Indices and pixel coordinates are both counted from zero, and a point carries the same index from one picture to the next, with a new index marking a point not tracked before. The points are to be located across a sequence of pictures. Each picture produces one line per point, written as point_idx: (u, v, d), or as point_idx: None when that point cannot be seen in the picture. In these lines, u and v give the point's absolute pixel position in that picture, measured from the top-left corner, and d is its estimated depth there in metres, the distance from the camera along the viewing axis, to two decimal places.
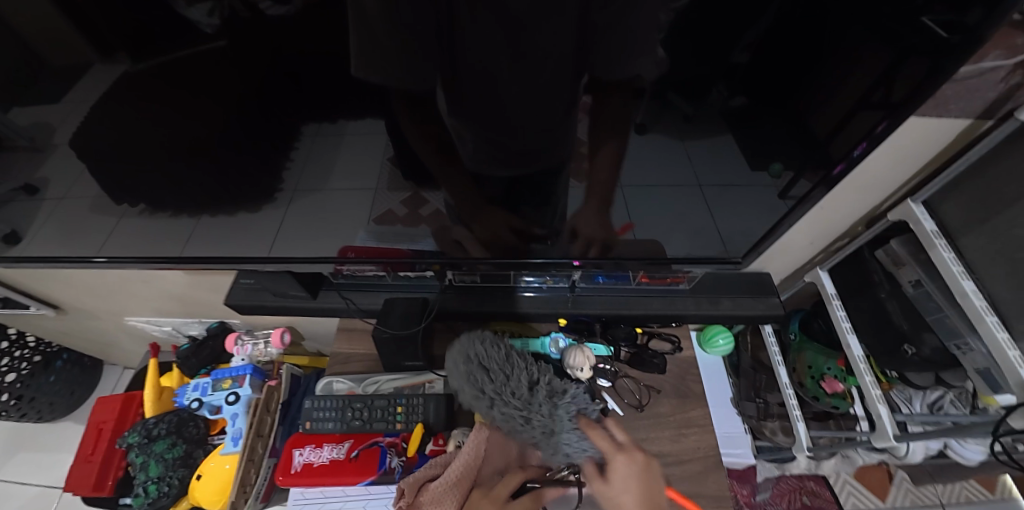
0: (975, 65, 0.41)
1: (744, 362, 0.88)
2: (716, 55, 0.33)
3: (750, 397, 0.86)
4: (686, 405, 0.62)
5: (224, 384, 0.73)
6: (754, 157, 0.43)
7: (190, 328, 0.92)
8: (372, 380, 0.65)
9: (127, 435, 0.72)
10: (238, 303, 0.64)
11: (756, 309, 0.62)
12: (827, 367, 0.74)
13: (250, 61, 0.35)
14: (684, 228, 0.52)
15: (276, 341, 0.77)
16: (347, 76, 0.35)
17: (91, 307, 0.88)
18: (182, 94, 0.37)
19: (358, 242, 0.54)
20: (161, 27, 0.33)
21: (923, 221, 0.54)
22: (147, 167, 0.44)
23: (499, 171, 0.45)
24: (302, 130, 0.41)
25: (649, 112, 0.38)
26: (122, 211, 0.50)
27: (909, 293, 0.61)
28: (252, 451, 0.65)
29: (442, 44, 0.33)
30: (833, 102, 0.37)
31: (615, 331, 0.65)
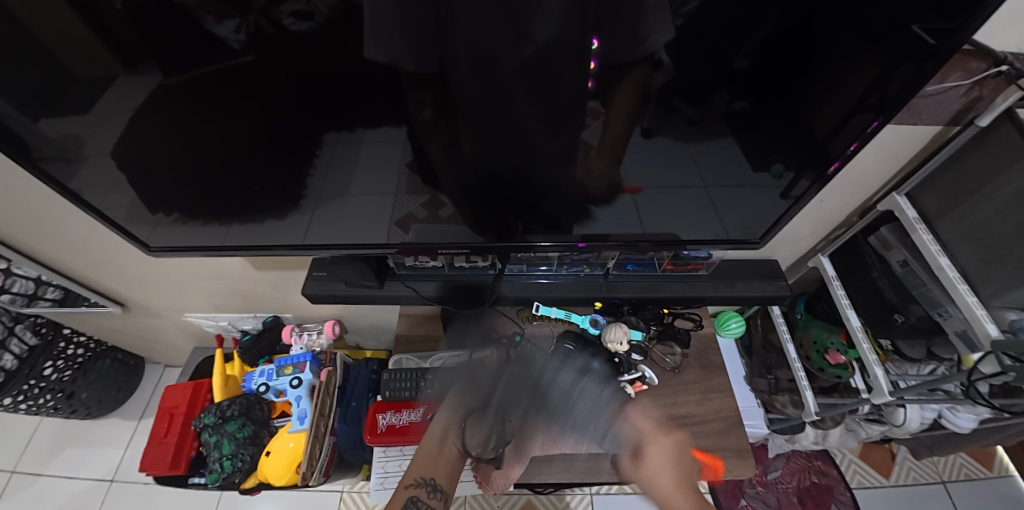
0: (940, 84, 0.45)
1: (755, 343, 0.90)
2: (722, 61, 0.36)
3: (762, 373, 0.88)
4: (709, 374, 0.65)
5: (286, 370, 0.78)
6: (756, 157, 0.45)
7: (245, 323, 0.92)
8: (437, 356, 0.70)
9: (202, 416, 0.76)
10: (313, 295, 0.62)
11: (766, 290, 0.64)
12: (831, 341, 0.74)
13: (277, 75, 0.37)
14: (692, 225, 0.54)
15: (327, 332, 0.83)
16: (366, 84, 0.38)
17: (154, 303, 0.88)
18: (214, 105, 0.39)
19: (410, 237, 0.54)
20: (193, 46, 0.35)
21: (904, 209, 0.57)
22: (176, 175, 0.46)
23: (516, 178, 0.46)
24: (324, 138, 0.43)
25: (655, 116, 0.40)
26: (163, 214, 0.52)
27: (899, 272, 0.63)
28: (319, 428, 0.74)
29: (467, 52, 0.35)
30: (832, 104, 0.39)
31: (644, 312, 0.67)
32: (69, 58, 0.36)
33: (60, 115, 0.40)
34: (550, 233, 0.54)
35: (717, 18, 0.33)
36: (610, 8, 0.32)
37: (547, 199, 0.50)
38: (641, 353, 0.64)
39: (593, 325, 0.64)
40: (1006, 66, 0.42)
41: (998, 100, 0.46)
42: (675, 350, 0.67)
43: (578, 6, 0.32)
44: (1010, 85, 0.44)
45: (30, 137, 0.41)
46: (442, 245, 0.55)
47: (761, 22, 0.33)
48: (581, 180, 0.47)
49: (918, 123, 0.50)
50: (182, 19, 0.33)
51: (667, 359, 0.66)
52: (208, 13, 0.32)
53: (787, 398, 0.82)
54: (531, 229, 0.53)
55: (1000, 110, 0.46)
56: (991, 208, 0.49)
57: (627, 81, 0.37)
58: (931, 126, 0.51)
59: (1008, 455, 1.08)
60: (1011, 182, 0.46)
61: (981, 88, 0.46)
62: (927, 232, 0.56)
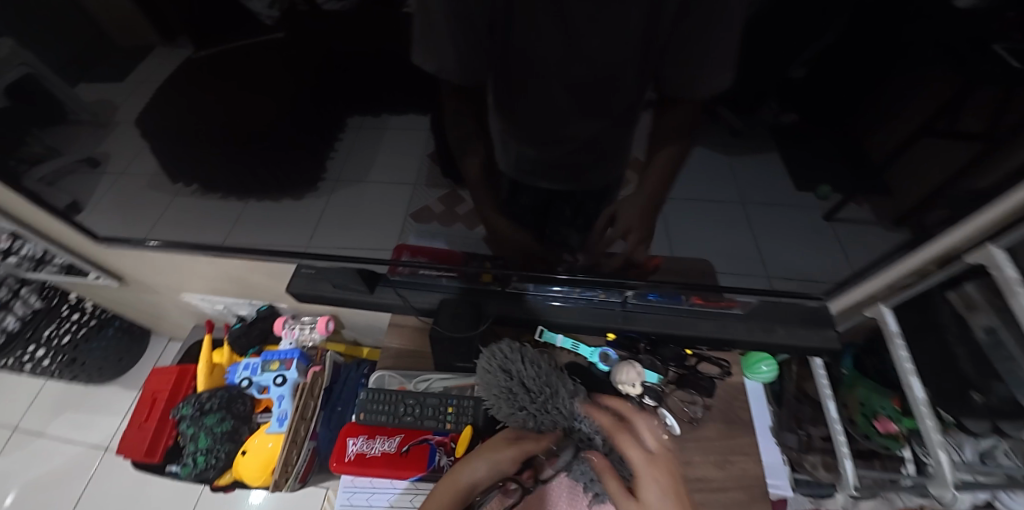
0: None
1: (787, 393, 0.74)
2: (772, 69, 0.33)
3: (791, 428, 0.71)
4: (732, 431, 0.60)
5: (272, 366, 0.79)
6: (801, 176, 0.41)
7: (240, 309, 0.93)
8: (423, 378, 0.66)
9: (180, 407, 0.79)
10: (299, 292, 0.65)
11: (812, 341, 0.60)
12: (881, 406, 0.63)
13: (306, 55, 0.36)
14: (726, 250, 0.51)
15: (321, 328, 0.83)
16: (391, 71, 0.36)
17: (151, 281, 0.90)
18: (239, 80, 0.39)
19: (411, 240, 0.55)
20: (225, 19, 0.34)
21: (1005, 268, 0.46)
22: (197, 148, 0.46)
23: (542, 178, 0.44)
24: (347, 122, 0.42)
25: (696, 126, 0.37)
26: (170, 195, 0.52)
27: (982, 340, 0.51)
28: (297, 431, 0.72)
29: (501, 45, 0.33)
30: (893, 124, 0.35)
31: (663, 351, 0.64)
32: (111, 22, 0.37)
33: (98, 79, 0.40)
34: (582, 236, 0.52)
35: (776, 20, 0.30)
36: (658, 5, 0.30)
37: (579, 199, 0.47)
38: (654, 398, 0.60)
39: (603, 360, 0.63)
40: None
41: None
42: (696, 399, 0.62)
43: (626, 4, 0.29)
44: None
45: (68, 99, 0.42)
46: (429, 265, 0.59)
47: (823, 28, 0.30)
48: (610, 188, 0.45)
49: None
50: None
51: (686, 408, 0.61)
52: None
53: (820, 460, 0.67)
54: (555, 226, 0.52)
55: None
56: None
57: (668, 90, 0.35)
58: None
59: None
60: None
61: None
62: None
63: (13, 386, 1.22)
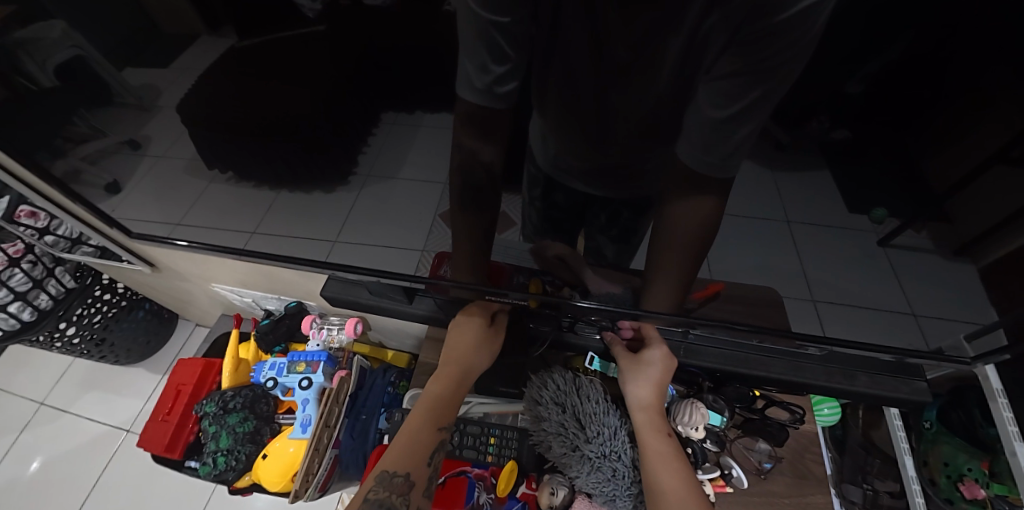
0: None
1: (852, 439, 0.70)
2: (828, 84, 0.30)
3: (855, 480, 0.65)
4: (805, 486, 0.62)
5: (299, 367, 0.81)
6: (853, 197, 0.38)
7: (267, 303, 0.95)
8: (465, 401, 0.74)
9: (204, 403, 0.82)
10: (335, 296, 0.70)
11: (900, 392, 0.58)
12: (967, 467, 0.65)
13: (348, 46, 0.36)
14: (790, 302, 0.47)
15: (349, 330, 0.84)
16: (426, 68, 0.36)
17: (181, 269, 0.92)
18: (280, 69, 0.39)
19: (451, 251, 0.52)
20: (272, 8, 0.35)
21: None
22: (231, 137, 0.46)
23: (576, 179, 0.44)
24: (382, 118, 0.42)
25: (746, 140, 0.35)
26: (203, 183, 0.51)
27: None
28: (320, 439, 0.72)
29: (536, 46, 0.32)
30: (958, 148, 0.32)
31: (729, 391, 0.66)
32: (166, 7, 0.38)
33: (144, 64, 0.42)
34: (618, 247, 0.50)
35: (837, 32, 0.28)
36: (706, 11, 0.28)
37: (616, 208, 0.46)
38: (716, 442, 0.64)
39: None
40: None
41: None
42: (761, 446, 0.64)
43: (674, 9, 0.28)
44: None
45: (115, 83, 0.44)
46: (470, 286, 0.56)
47: (881, 41, 0.29)
48: (645, 200, 0.43)
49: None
50: None
51: (752, 456, 0.64)
52: None
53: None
54: (587, 234, 0.50)
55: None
56: None
57: (707, 102, 0.32)
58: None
59: None
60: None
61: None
62: None
63: (47, 361, 1.28)
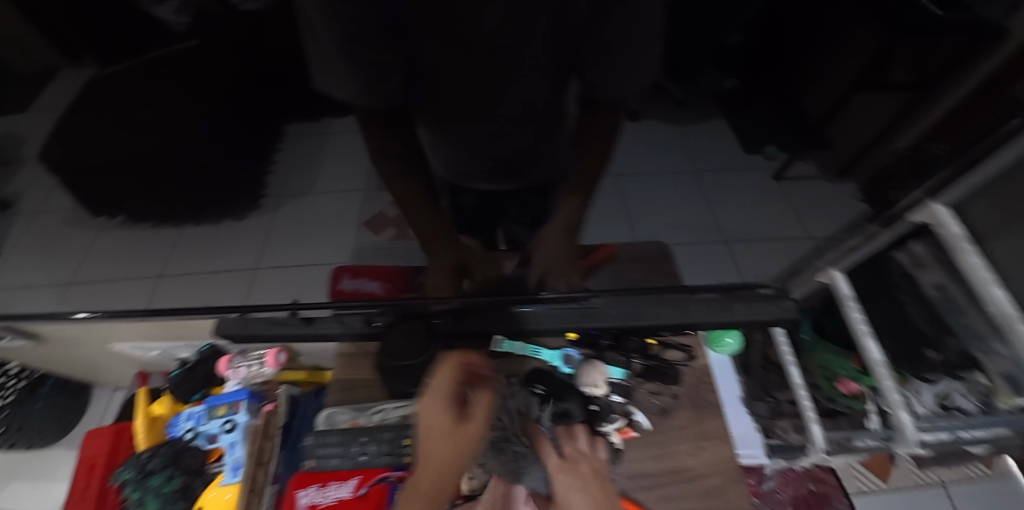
0: None
1: (754, 360, 0.81)
2: (708, 35, 0.32)
3: (760, 396, 0.78)
4: (703, 416, 0.67)
5: (219, 412, 0.75)
6: (747, 139, 0.41)
7: (181, 352, 0.84)
8: (377, 409, 0.67)
9: (121, 471, 0.74)
10: (231, 334, 0.58)
11: (771, 313, 0.57)
12: (840, 367, 0.72)
13: (226, 59, 0.33)
14: (693, 228, 0.50)
15: (271, 361, 0.76)
16: (320, 74, 0.34)
17: (71, 336, 0.82)
18: (152, 98, 0.35)
19: (350, 261, 0.51)
20: (131, 29, 0.31)
21: (950, 225, 0.51)
22: (117, 179, 0.40)
23: (476, 180, 0.48)
24: (285, 130, 0.39)
25: (639, 99, 0.37)
26: (92, 232, 0.45)
27: (932, 296, 0.59)
28: (254, 479, 0.69)
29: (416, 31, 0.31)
30: (820, 79, 0.35)
31: (628, 345, 0.69)
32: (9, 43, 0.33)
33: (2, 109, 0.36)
34: (531, 231, 0.53)
35: None
36: None
37: (521, 195, 0.51)
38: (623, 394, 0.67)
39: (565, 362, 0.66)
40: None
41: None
42: (666, 389, 0.69)
43: None
44: None
45: None
46: (364, 300, 0.55)
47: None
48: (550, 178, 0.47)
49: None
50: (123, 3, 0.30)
51: (656, 399, 0.69)
52: None
53: (791, 423, 0.72)
54: (506, 226, 0.54)
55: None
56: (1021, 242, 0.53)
57: (595, 68, 0.35)
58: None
59: None
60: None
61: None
62: (978, 255, 0.54)
63: None
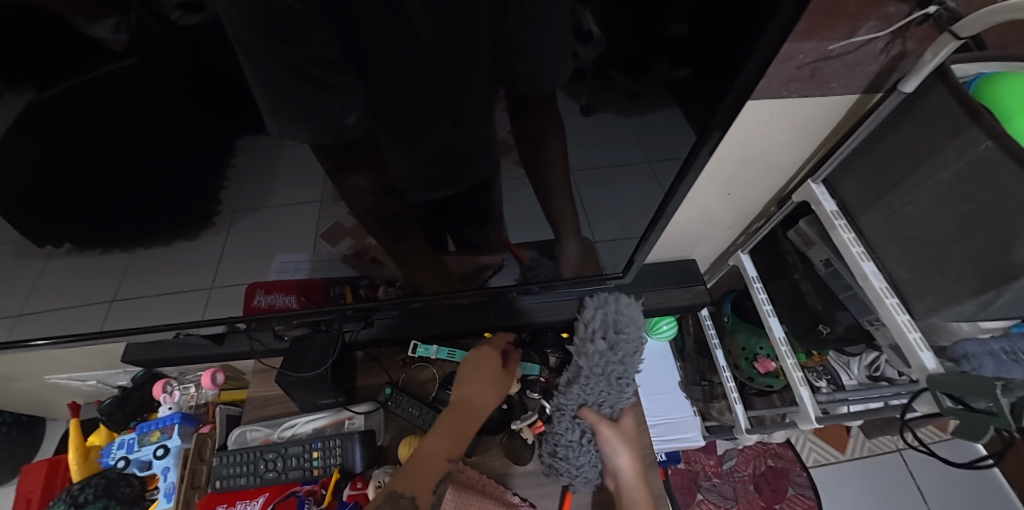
0: (856, 37, 0.47)
1: (688, 346, 1.03)
2: (654, 28, 0.32)
3: (695, 381, 1.01)
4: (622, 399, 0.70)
5: (152, 437, 0.72)
6: (700, 127, 0.41)
7: (117, 379, 0.87)
8: (290, 424, 0.68)
9: (52, 506, 0.68)
10: (137, 359, 0.68)
11: (684, 298, 0.74)
12: (759, 347, 0.87)
13: (168, 77, 0.32)
14: (635, 206, 0.53)
15: (208, 382, 0.75)
16: (269, 89, 0.32)
17: (3, 371, 0.82)
18: (97, 119, 0.34)
19: (268, 278, 0.52)
20: (68, 53, 0.29)
21: (824, 202, 0.66)
22: (66, 203, 0.39)
23: (424, 191, 0.46)
24: (238, 145, 0.37)
25: (592, 94, 0.37)
26: (38, 263, 0.44)
27: (821, 272, 0.73)
28: (190, 501, 0.68)
29: (358, 40, 0.31)
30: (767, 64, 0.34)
31: (543, 339, 0.74)
32: None
33: None
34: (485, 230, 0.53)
35: None
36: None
37: (468, 197, 0.48)
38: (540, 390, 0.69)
39: None
40: (932, 7, 0.44)
41: (927, 56, 0.48)
42: None
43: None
44: (934, 34, 0.49)
45: None
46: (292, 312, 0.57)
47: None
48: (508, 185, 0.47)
49: (831, 92, 0.55)
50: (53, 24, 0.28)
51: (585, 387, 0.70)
52: (77, 13, 0.27)
53: (723, 404, 0.97)
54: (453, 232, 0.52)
55: (928, 70, 0.48)
56: (919, 200, 0.53)
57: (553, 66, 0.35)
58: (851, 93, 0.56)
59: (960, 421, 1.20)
60: (947, 167, 0.49)
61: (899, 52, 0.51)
62: (847, 228, 0.64)
63: None
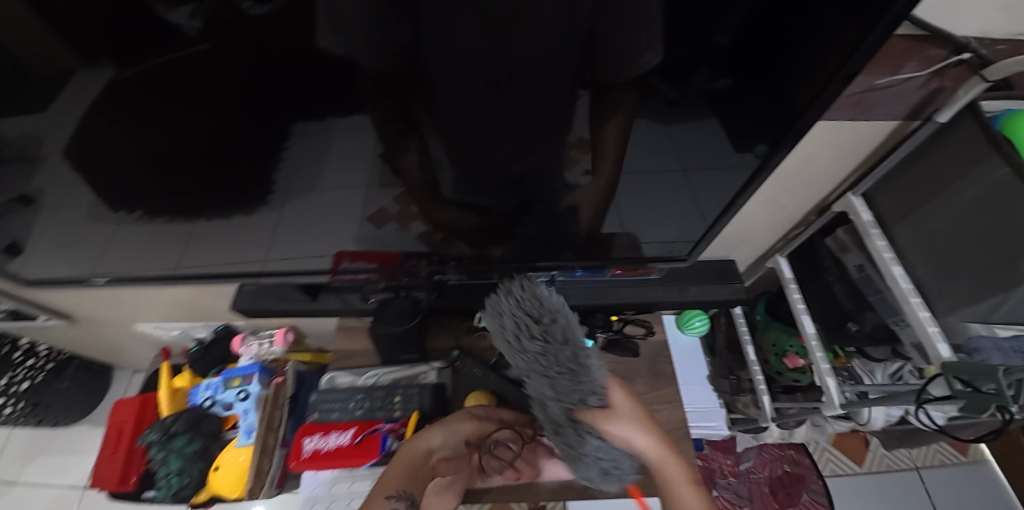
0: (898, 75, 0.50)
1: (719, 342, 0.98)
2: (698, 38, 0.33)
3: (724, 374, 0.95)
4: (658, 383, 0.67)
5: (233, 383, 0.76)
6: (738, 138, 0.43)
7: (198, 332, 0.92)
8: (372, 372, 0.68)
9: (146, 433, 0.76)
10: (245, 309, 0.65)
11: (721, 294, 0.65)
12: (788, 344, 0.84)
13: (236, 63, 0.33)
14: (668, 218, 0.54)
15: (281, 340, 0.84)
16: (327, 77, 0.35)
17: (104, 316, 0.88)
18: (163, 103, 0.36)
19: (351, 247, 0.54)
20: (141, 33, 0.30)
21: (860, 213, 0.64)
22: (140, 175, 0.43)
23: (482, 196, 0.47)
24: (292, 129, 0.40)
25: (633, 100, 0.38)
26: (109, 227, 0.49)
27: (855, 277, 0.70)
28: (264, 442, 0.70)
29: (407, 50, 0.32)
30: (810, 75, 0.35)
31: (593, 321, 0.68)
32: (17, 44, 0.31)
33: (16, 111, 0.36)
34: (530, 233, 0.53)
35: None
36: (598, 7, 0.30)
37: (518, 213, 0.50)
38: None
39: None
40: (967, 53, 0.47)
41: (961, 94, 0.50)
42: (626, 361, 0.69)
43: (569, 4, 0.29)
44: (970, 75, 0.49)
45: None
46: (367, 269, 0.57)
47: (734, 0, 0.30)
48: (545, 196, 0.47)
49: (871, 117, 0.56)
50: (129, 6, 0.29)
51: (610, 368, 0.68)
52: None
53: (749, 399, 0.89)
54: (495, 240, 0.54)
55: (960, 105, 0.50)
56: (948, 213, 0.53)
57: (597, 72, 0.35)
58: (891, 120, 0.57)
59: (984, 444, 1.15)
60: (968, 190, 0.50)
61: (939, 79, 0.50)
62: (881, 237, 0.62)
63: None
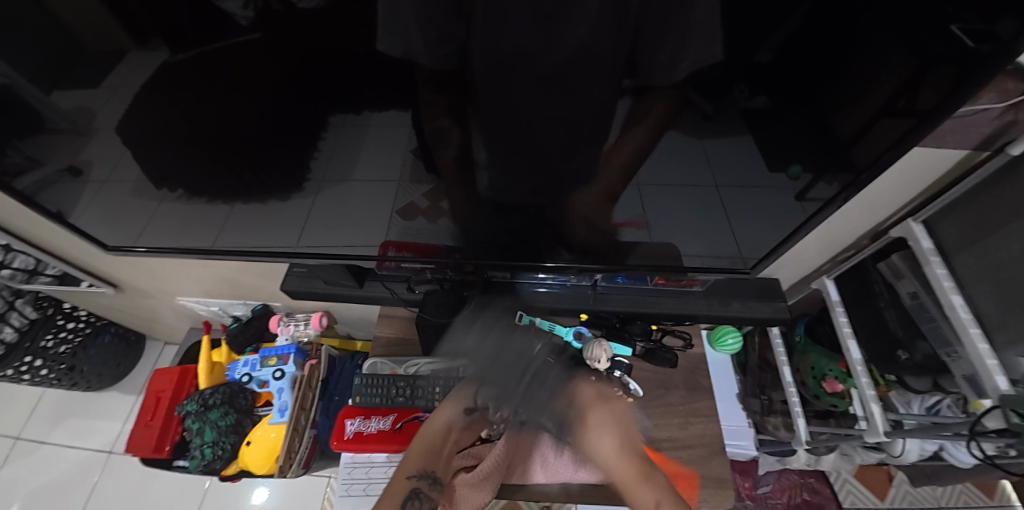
0: (971, 105, 0.42)
1: (751, 361, 0.91)
2: (739, 53, 0.33)
3: (755, 393, 0.89)
4: (695, 396, 0.66)
5: (270, 361, 0.81)
6: (772, 158, 0.42)
7: (235, 309, 0.93)
8: (413, 362, 0.68)
9: (184, 403, 0.79)
10: (294, 291, 0.66)
11: (764, 312, 0.63)
12: (829, 368, 0.74)
13: (285, 53, 0.34)
14: (699, 234, 0.53)
15: (316, 323, 0.84)
16: (372, 73, 0.36)
17: (146, 287, 0.90)
18: (209, 87, 0.37)
19: (395, 238, 0.54)
20: (197, 20, 0.32)
21: (919, 239, 0.55)
22: (183, 155, 0.44)
23: (515, 196, 0.47)
24: (329, 121, 0.41)
25: (669, 112, 0.38)
26: (153, 203, 0.52)
27: (908, 304, 0.62)
28: (297, 421, 0.75)
29: (453, 51, 0.33)
30: (859, 99, 0.35)
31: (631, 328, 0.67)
32: (79, 21, 0.33)
33: (68, 88, 0.38)
34: (554, 234, 0.54)
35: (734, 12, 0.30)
36: (644, 14, 0.31)
37: (546, 214, 0.50)
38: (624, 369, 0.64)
39: (577, 338, 0.66)
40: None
41: None
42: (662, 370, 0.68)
43: (614, 12, 0.30)
44: None
45: (42, 108, 0.40)
46: (416, 261, 0.58)
47: (783, 18, 0.30)
48: (576, 199, 0.48)
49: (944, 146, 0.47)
50: None
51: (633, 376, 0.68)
52: None
53: (781, 421, 0.84)
54: (521, 239, 0.55)
55: None
56: (1016, 247, 0.47)
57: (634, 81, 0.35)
58: (959, 150, 0.48)
59: (1011, 486, 1.09)
60: None
61: (1018, 111, 0.42)
62: (941, 266, 0.54)
63: (10, 398, 1.20)
